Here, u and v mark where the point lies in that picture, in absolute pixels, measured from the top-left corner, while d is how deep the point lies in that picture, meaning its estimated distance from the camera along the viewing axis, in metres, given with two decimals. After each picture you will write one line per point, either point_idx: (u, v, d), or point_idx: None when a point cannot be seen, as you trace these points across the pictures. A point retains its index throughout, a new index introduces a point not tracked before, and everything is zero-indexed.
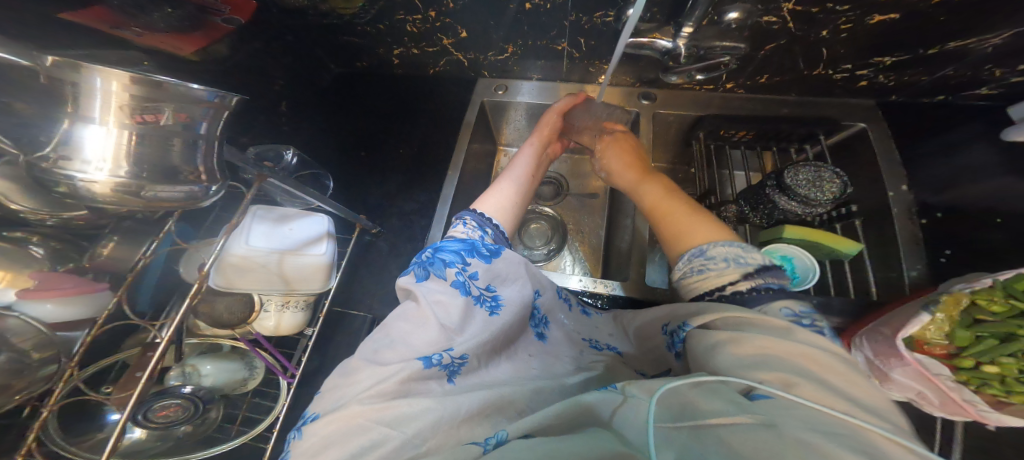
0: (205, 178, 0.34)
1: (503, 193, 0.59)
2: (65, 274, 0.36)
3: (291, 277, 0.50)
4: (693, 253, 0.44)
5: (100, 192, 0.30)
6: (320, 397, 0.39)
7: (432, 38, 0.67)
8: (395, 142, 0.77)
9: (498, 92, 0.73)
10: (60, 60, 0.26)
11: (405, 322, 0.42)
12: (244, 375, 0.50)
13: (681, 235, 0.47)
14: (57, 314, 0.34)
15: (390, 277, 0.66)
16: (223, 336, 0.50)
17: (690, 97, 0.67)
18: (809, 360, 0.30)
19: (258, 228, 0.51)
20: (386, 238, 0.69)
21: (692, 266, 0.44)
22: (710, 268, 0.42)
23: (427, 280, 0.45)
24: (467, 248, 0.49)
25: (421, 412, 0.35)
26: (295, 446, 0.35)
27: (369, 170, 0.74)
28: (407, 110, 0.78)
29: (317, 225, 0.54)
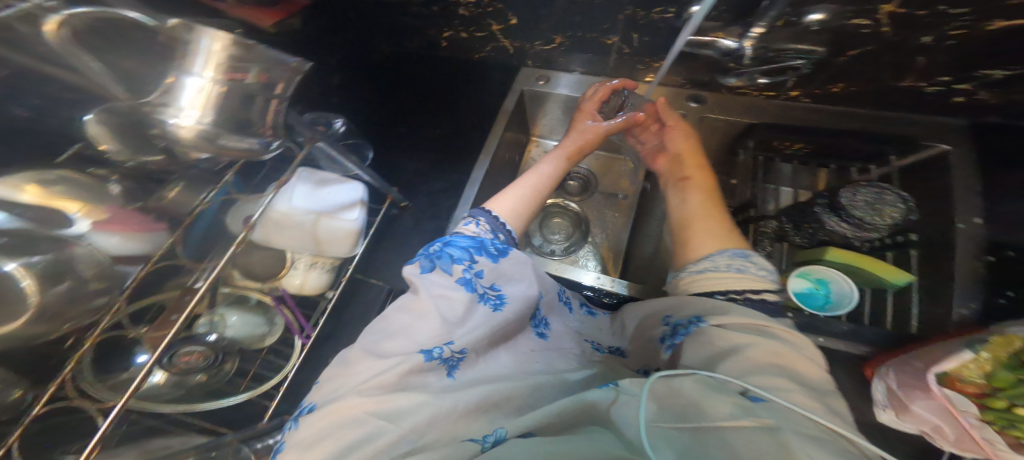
0: (268, 133, 0.41)
1: (528, 190, 0.58)
2: (133, 213, 0.37)
3: (325, 240, 0.52)
4: (735, 252, 0.44)
5: (184, 133, 0.37)
6: (319, 387, 0.39)
7: (481, 23, 0.68)
8: (431, 122, 0.77)
9: (539, 82, 0.70)
10: (181, 24, 0.36)
11: (404, 315, 0.42)
12: (264, 330, 0.51)
13: (712, 238, 0.47)
14: (122, 247, 0.35)
15: (411, 250, 0.68)
16: (252, 288, 0.52)
17: (744, 103, 0.64)
18: (799, 365, 0.32)
19: (300, 188, 0.53)
20: (412, 215, 0.70)
21: (732, 262, 0.43)
22: (749, 270, 0.42)
23: (431, 273, 0.45)
24: (474, 244, 0.48)
25: (419, 404, 0.36)
26: (291, 437, 0.35)
27: (404, 147, 0.75)
28: (449, 92, 0.79)
29: (351, 192, 0.55)
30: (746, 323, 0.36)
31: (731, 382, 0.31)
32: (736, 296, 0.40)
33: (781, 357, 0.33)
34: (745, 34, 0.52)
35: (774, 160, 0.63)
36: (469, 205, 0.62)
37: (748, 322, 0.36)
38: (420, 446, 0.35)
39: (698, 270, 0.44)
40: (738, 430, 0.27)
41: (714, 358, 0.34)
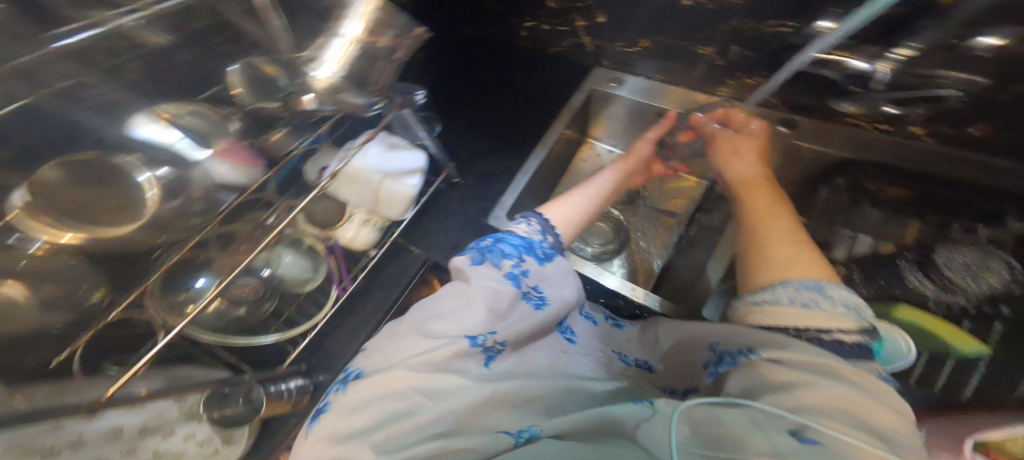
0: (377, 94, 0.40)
1: (584, 201, 0.59)
2: (241, 144, 0.37)
3: (381, 201, 0.57)
4: (805, 283, 0.38)
5: (320, 84, 0.36)
6: (367, 356, 0.41)
7: (567, 17, 0.68)
8: (496, 104, 0.77)
9: (611, 84, 0.69)
10: None
11: (453, 298, 0.43)
12: (309, 276, 0.53)
13: (775, 264, 0.41)
14: (230, 176, 0.36)
15: (453, 226, 0.69)
16: (310, 232, 0.54)
17: (843, 133, 0.57)
18: (875, 413, 0.27)
19: (372, 149, 0.58)
20: (460, 193, 0.71)
21: (799, 296, 0.37)
22: (820, 307, 0.36)
23: (480, 266, 0.46)
24: (524, 245, 0.50)
25: (458, 388, 0.37)
26: (338, 400, 0.37)
27: (464, 124, 0.75)
28: (517, 78, 0.79)
29: (413, 161, 0.59)
30: (811, 363, 0.32)
31: (781, 418, 0.28)
32: (798, 333, 0.35)
33: (847, 401, 0.28)
34: (882, 55, 0.45)
35: (862, 202, 0.61)
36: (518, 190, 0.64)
37: (815, 361, 0.31)
38: (457, 428, 0.35)
39: (755, 302, 0.40)
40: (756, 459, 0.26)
41: (760, 391, 0.33)
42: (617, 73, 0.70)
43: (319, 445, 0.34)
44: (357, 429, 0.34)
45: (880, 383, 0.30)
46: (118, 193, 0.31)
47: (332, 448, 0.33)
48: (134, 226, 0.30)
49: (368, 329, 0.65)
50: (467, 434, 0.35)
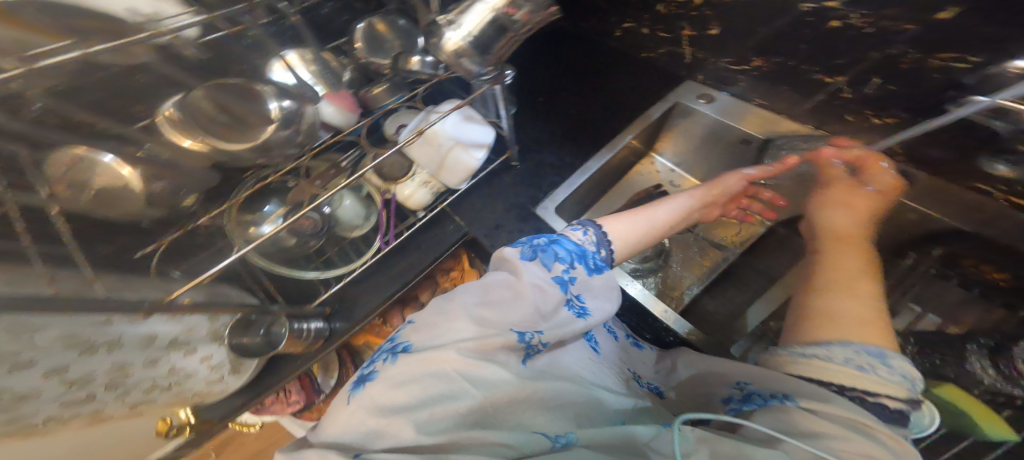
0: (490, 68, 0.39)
1: (642, 222, 0.58)
2: (346, 96, 0.51)
3: (446, 167, 0.59)
4: (869, 349, 0.36)
5: (448, 47, 0.36)
6: (413, 329, 0.39)
7: (674, 25, 0.67)
8: (572, 95, 0.76)
9: (700, 99, 0.69)
10: None
11: (504, 289, 0.42)
12: (359, 223, 0.60)
13: (837, 321, 0.39)
14: (331, 117, 0.49)
15: (499, 208, 0.70)
16: (371, 182, 0.60)
17: (960, 202, 0.52)
18: None
19: (450, 116, 0.57)
20: (515, 177, 0.71)
21: (859, 360, 0.35)
22: (876, 373, 0.34)
23: (533, 264, 0.45)
24: (578, 252, 0.49)
25: (501, 381, 0.36)
26: (384, 369, 0.36)
27: (536, 110, 0.75)
28: (599, 74, 0.78)
29: (483, 135, 0.59)
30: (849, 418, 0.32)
31: None
32: (842, 390, 0.34)
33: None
34: None
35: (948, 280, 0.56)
36: (571, 188, 0.68)
37: (854, 418, 0.32)
38: (493, 419, 0.35)
39: (805, 355, 0.37)
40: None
41: (782, 434, 0.33)
42: (705, 89, 0.70)
43: (360, 414, 0.33)
44: (399, 404, 0.33)
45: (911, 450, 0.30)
46: (254, 116, 0.42)
47: (372, 418, 0.33)
48: (247, 147, 0.40)
49: (394, 286, 0.67)
50: (500, 428, 0.35)
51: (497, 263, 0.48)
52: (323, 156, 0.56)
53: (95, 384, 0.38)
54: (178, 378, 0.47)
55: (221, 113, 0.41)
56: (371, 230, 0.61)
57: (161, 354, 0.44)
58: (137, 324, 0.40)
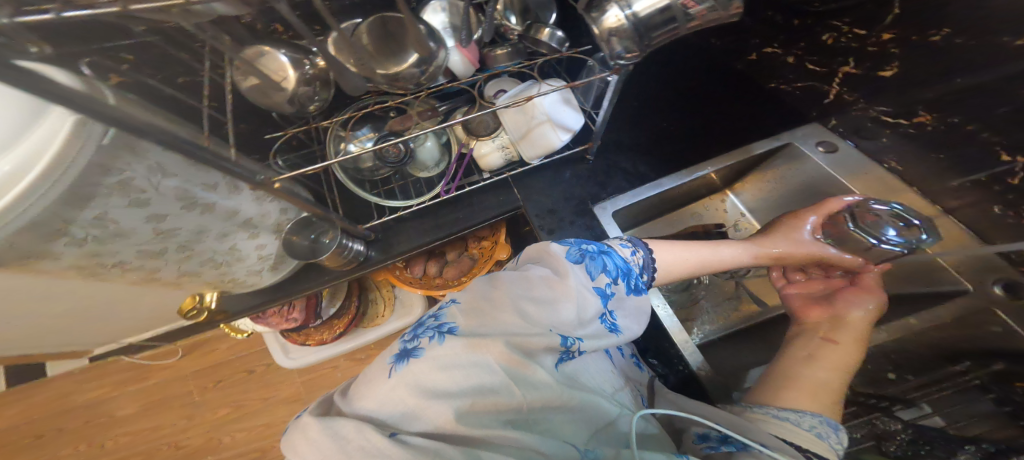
0: (631, 55, 0.37)
1: (696, 251, 0.58)
2: (473, 49, 0.53)
3: (527, 138, 0.59)
4: (829, 421, 0.41)
5: (607, 25, 0.35)
6: (459, 311, 0.40)
7: (833, 59, 0.63)
8: (676, 106, 0.75)
9: (819, 147, 0.67)
10: None
11: (549, 288, 0.42)
12: (427, 167, 0.67)
13: (818, 394, 0.45)
14: (455, 65, 0.53)
15: (564, 195, 0.70)
16: (457, 133, 0.66)
17: None
18: None
19: (552, 94, 0.56)
20: (583, 171, 0.72)
21: (818, 428, 0.40)
22: (829, 441, 0.39)
23: (581, 269, 0.45)
24: (624, 269, 0.50)
25: (542, 383, 0.37)
26: (428, 347, 0.36)
27: (638, 110, 0.76)
28: (715, 94, 0.75)
29: (571, 119, 0.57)
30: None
31: None
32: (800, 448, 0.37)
33: None
34: None
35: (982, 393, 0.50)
36: (634, 196, 0.68)
37: None
38: (526, 422, 0.36)
39: (777, 415, 0.42)
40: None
41: None
42: (830, 136, 0.68)
43: (401, 391, 0.34)
44: (442, 388, 0.34)
45: None
46: (408, 43, 0.45)
47: (414, 396, 0.34)
48: (382, 73, 0.45)
49: (438, 237, 0.69)
50: (532, 430, 0.36)
51: (541, 255, 0.48)
52: (425, 99, 0.60)
53: (176, 239, 0.40)
54: (233, 255, 0.50)
55: (374, 40, 0.46)
56: (436, 175, 0.69)
57: (234, 230, 0.46)
58: (230, 198, 0.42)
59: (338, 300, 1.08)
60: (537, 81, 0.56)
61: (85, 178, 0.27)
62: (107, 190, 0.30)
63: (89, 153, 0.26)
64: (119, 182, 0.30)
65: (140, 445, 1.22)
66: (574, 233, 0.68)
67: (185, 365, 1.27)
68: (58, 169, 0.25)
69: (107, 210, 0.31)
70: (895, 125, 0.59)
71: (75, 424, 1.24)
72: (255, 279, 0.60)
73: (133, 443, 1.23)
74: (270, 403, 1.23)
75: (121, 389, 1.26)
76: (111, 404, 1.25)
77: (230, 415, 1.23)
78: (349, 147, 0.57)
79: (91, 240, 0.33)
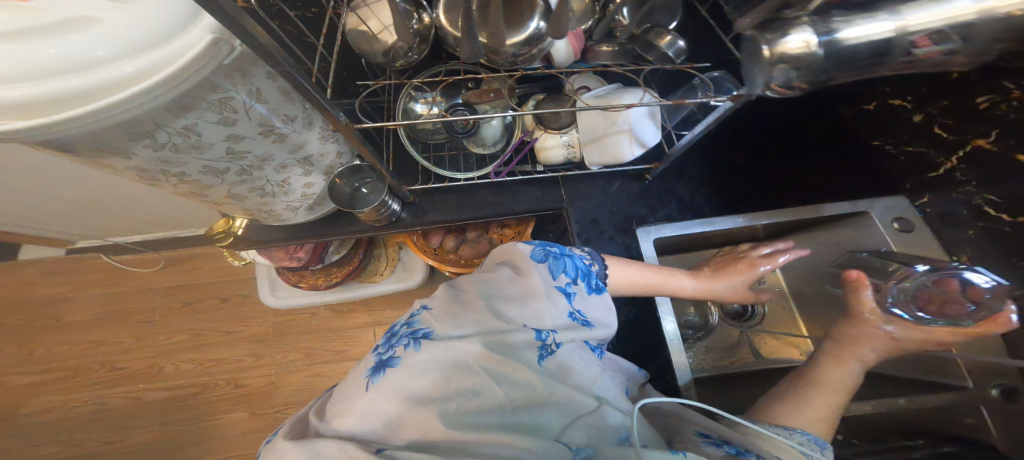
0: (781, 91, 0.29)
1: (652, 277, 0.62)
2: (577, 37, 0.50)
3: (599, 144, 0.57)
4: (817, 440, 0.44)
5: (779, 49, 0.26)
6: (433, 315, 0.40)
7: (971, 127, 0.55)
8: (744, 148, 0.75)
9: (895, 223, 0.66)
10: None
11: (518, 286, 0.44)
12: (486, 145, 0.66)
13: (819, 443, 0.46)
14: (555, 52, 0.50)
15: (612, 206, 0.70)
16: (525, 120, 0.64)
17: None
18: None
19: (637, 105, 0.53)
20: (635, 188, 0.71)
21: (806, 442, 0.43)
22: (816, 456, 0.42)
23: (545, 269, 0.46)
24: (584, 270, 0.50)
25: (525, 382, 0.37)
26: (404, 355, 0.36)
27: (720, 142, 0.76)
28: (801, 143, 0.74)
29: (647, 134, 0.55)
30: None
31: None
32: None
33: None
34: None
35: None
36: (675, 227, 0.68)
37: None
38: (517, 423, 0.35)
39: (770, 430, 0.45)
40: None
41: None
42: (914, 215, 0.66)
43: (381, 401, 0.33)
44: (425, 394, 0.34)
45: None
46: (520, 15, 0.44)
47: (395, 405, 0.33)
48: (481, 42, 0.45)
49: (476, 216, 0.68)
50: (523, 431, 0.35)
51: (510, 253, 0.49)
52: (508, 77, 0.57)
53: (243, 162, 0.40)
54: (281, 189, 0.49)
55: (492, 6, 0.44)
56: (489, 156, 0.67)
57: (293, 165, 0.46)
58: (300, 132, 0.42)
59: (343, 249, 1.05)
60: (629, 90, 0.53)
61: (195, 90, 0.29)
62: (206, 104, 0.31)
63: (211, 68, 0.28)
64: (220, 99, 0.31)
65: (70, 361, 1.18)
66: (609, 248, 0.68)
67: (160, 278, 1.27)
68: (177, 78, 0.27)
69: (198, 122, 0.32)
70: (992, 221, 0.56)
71: (33, 316, 1.22)
72: (289, 216, 0.59)
73: (74, 353, 1.18)
74: (233, 338, 1.21)
75: (89, 291, 1.25)
76: (72, 305, 1.23)
77: (188, 342, 1.20)
78: (414, 105, 0.59)
79: (169, 147, 0.32)
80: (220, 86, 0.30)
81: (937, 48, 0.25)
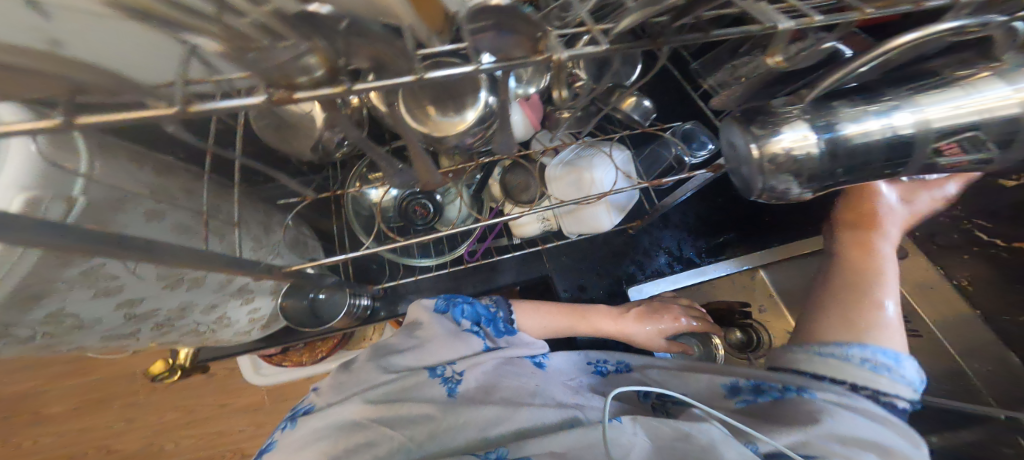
0: (772, 196, 0.24)
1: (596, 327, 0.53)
2: (532, 106, 0.39)
3: (575, 214, 0.51)
4: (886, 351, 0.33)
5: (767, 147, 0.21)
6: (316, 391, 0.39)
7: None
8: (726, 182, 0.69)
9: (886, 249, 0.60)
10: None
11: (410, 338, 0.41)
12: None
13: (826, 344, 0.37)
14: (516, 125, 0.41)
15: (596, 267, 0.65)
16: (491, 191, 0.54)
17: None
18: (891, 452, 0.28)
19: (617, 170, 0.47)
20: (619, 243, 0.66)
21: (874, 360, 0.33)
22: (886, 374, 0.32)
23: (445, 316, 0.42)
24: (488, 316, 0.45)
25: (422, 413, 0.34)
26: (284, 438, 0.34)
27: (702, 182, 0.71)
28: None
29: (627, 198, 0.51)
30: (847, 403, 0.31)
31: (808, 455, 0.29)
32: (855, 389, 0.32)
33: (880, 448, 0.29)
34: None
35: None
36: (660, 282, 0.63)
37: (852, 404, 0.31)
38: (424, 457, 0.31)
39: (819, 351, 0.34)
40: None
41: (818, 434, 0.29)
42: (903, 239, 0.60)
43: None
44: None
45: (896, 423, 0.30)
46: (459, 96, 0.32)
47: None
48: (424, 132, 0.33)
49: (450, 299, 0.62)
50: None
51: (411, 314, 0.45)
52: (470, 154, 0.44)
53: (156, 318, 0.34)
54: (219, 323, 0.42)
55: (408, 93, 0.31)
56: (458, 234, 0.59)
57: (226, 301, 0.40)
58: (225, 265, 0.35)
59: None
60: (606, 155, 0.46)
61: (36, 278, 0.22)
62: (66, 284, 0.25)
63: (35, 257, 0.21)
64: (85, 272, 0.25)
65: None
66: None
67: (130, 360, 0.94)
68: None
69: (66, 305, 0.26)
70: (985, 245, 0.50)
71: None
72: (243, 337, 0.52)
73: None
74: (227, 413, 0.95)
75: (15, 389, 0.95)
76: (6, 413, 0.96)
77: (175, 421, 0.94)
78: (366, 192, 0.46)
79: (42, 336, 0.27)
80: (79, 259, 0.24)
81: (960, 156, 0.23)
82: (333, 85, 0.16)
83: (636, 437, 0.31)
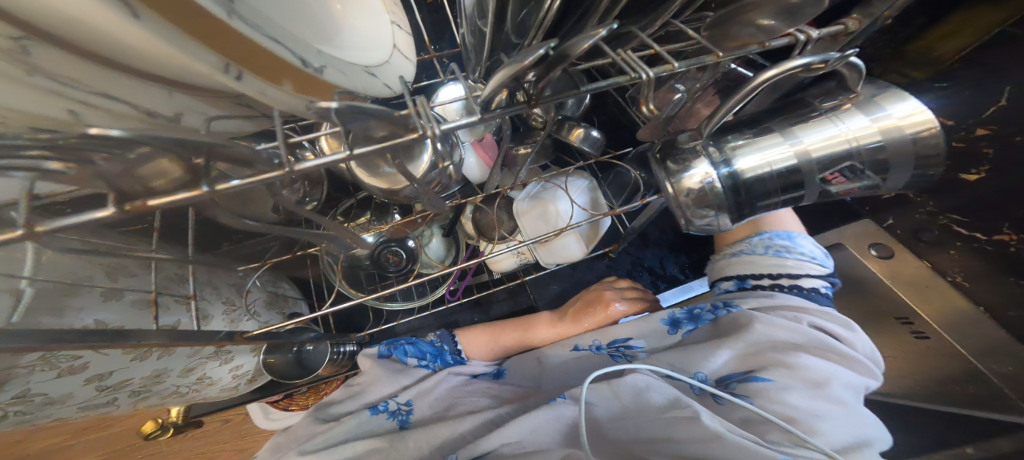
0: (693, 225, 0.31)
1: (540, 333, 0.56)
2: (484, 146, 0.40)
3: (547, 246, 0.51)
4: (783, 237, 0.45)
5: (683, 183, 0.29)
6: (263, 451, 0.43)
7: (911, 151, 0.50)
8: None
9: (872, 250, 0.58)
10: (884, 94, 0.30)
11: (351, 387, 0.45)
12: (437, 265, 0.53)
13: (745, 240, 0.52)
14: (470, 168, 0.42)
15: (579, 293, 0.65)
16: (464, 229, 0.53)
17: None
18: (811, 346, 0.38)
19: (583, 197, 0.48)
20: (600, 267, 0.66)
21: (776, 246, 0.45)
22: (791, 254, 0.44)
23: (389, 359, 0.46)
24: (433, 351, 0.50)
25: (366, 448, 0.38)
26: None
27: None
28: None
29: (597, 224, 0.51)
30: (774, 309, 0.41)
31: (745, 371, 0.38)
32: (775, 282, 0.43)
33: (801, 343, 0.38)
34: None
35: None
36: None
37: (772, 306, 0.42)
38: None
39: (734, 253, 0.48)
40: (687, 426, 0.33)
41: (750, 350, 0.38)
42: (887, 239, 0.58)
43: None
44: None
45: (811, 306, 0.41)
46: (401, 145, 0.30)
47: None
48: (376, 186, 0.30)
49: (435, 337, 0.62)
50: None
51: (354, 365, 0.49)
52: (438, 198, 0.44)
53: (129, 386, 0.35)
54: (201, 384, 0.43)
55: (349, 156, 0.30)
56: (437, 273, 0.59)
57: (202, 362, 0.40)
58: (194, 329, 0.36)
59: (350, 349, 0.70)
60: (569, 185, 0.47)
61: None
62: (27, 368, 0.27)
63: None
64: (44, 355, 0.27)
65: None
66: None
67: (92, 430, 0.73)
68: None
69: (31, 385, 0.28)
70: (969, 240, 0.48)
71: None
72: (229, 393, 0.52)
73: None
74: None
75: None
76: None
77: None
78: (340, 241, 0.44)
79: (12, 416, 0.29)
80: None
81: (851, 184, 0.31)
82: (188, 189, 0.17)
83: (576, 412, 0.39)
